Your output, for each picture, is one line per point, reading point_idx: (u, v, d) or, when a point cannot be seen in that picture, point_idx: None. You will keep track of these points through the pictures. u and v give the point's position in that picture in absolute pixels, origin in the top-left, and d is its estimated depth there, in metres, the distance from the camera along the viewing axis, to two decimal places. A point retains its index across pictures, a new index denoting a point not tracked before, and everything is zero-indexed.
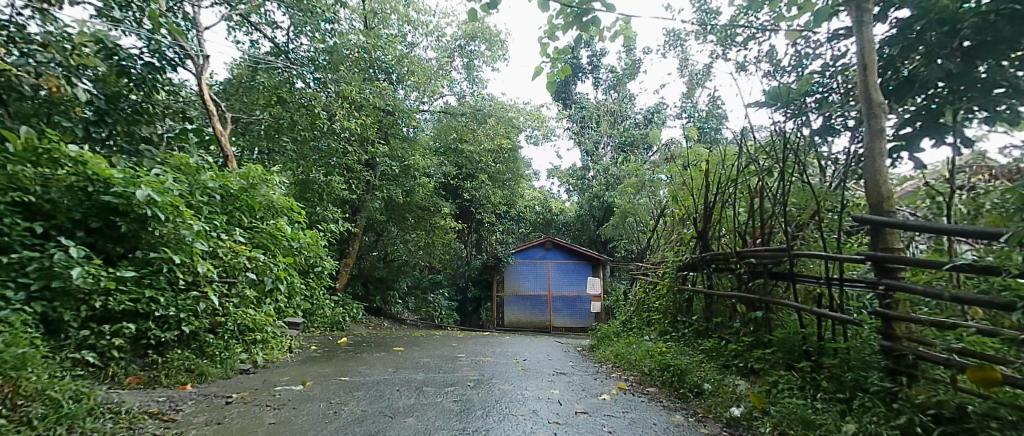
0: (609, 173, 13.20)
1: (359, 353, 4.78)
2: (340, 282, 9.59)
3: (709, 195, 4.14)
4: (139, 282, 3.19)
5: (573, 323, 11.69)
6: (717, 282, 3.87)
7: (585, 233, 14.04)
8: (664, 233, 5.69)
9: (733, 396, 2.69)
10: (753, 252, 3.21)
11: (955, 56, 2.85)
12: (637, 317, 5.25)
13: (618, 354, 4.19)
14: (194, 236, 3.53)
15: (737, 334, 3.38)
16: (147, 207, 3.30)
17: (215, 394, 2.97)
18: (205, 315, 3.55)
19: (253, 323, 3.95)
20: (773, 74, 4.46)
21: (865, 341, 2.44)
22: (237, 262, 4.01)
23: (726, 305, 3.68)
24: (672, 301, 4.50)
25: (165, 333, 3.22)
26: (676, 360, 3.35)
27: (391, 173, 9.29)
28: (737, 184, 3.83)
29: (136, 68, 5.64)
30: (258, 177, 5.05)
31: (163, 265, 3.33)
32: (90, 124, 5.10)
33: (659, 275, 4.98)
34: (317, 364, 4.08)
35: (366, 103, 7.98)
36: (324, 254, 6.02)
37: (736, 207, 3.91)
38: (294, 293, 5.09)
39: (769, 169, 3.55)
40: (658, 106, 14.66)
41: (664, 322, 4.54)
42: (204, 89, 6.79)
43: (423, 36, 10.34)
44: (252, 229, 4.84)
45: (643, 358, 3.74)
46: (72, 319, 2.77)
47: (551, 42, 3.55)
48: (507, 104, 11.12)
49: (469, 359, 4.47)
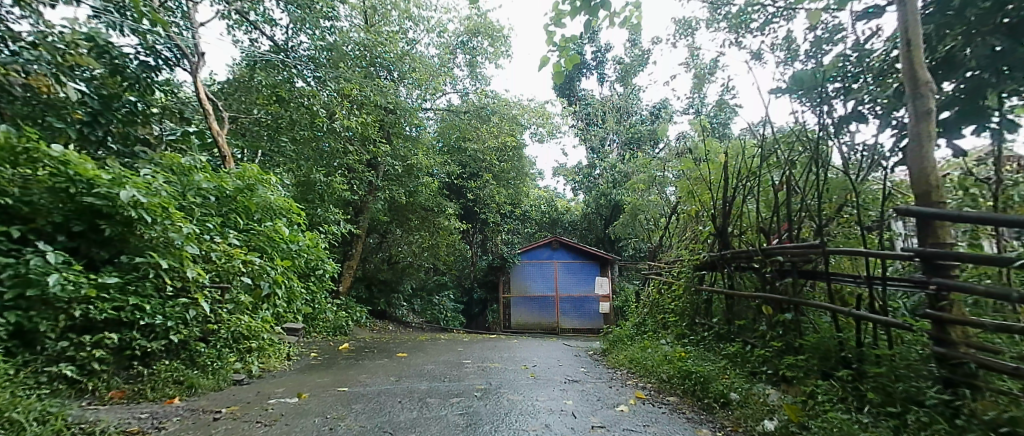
0: (617, 170, 12.96)
1: (361, 360, 4.58)
2: (343, 285, 9.41)
3: (728, 190, 3.90)
4: (123, 289, 3.01)
5: (582, 324, 11.48)
6: (738, 282, 3.62)
7: (592, 232, 13.81)
8: (678, 230, 5.45)
9: (765, 407, 2.45)
10: (780, 250, 2.95)
11: (1000, 32, 2.50)
12: (651, 319, 5.00)
13: (633, 359, 3.96)
14: (184, 239, 3.35)
15: (763, 338, 3.14)
16: (133, 209, 3.10)
17: (204, 408, 2.77)
18: (194, 323, 3.35)
19: (248, 330, 3.80)
20: (789, 64, 4.20)
21: (913, 346, 2.20)
22: (232, 267, 3.84)
23: (749, 306, 3.43)
24: (689, 303, 4.27)
25: (152, 343, 3.03)
26: (698, 367, 3.12)
27: (394, 172, 9.10)
28: (759, 177, 3.59)
29: (131, 67, 5.44)
30: (254, 178, 4.84)
31: (150, 270, 3.15)
32: (83, 124, 4.86)
33: (674, 274, 4.73)
34: (316, 373, 3.88)
35: (368, 102, 7.82)
36: (325, 256, 5.81)
37: (758, 202, 3.67)
38: (293, 298, 4.89)
39: (794, 160, 3.31)
40: (664, 102, 14.44)
41: (680, 325, 4.30)
42: (200, 88, 6.58)
43: (425, 33, 9.99)
44: (248, 232, 4.65)
45: (661, 364, 3.50)
46: (49, 330, 2.58)
47: (558, 29, 3.34)
48: (511, 102, 10.87)
49: (475, 365, 4.25)
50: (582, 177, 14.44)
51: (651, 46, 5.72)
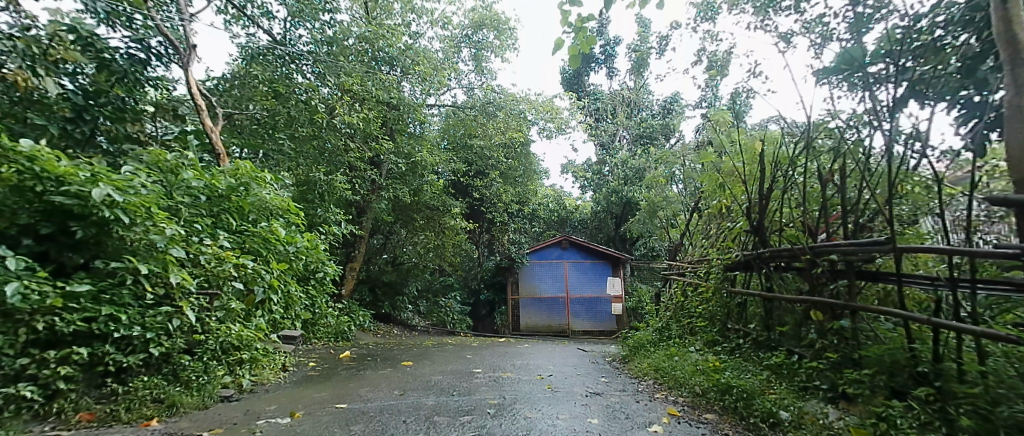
0: (628, 167, 12.55)
1: (363, 371, 4.25)
2: (346, 288, 9.16)
3: (763, 181, 3.54)
4: (97, 298, 2.70)
5: (594, 326, 11.16)
6: (778, 284, 3.26)
7: (602, 230, 13.41)
8: (703, 227, 5.09)
9: (826, 430, 2.09)
10: (833, 248, 2.58)
11: None
12: (675, 324, 4.65)
13: (659, 368, 3.61)
14: (167, 241, 3.05)
15: (814, 346, 2.78)
16: (108, 209, 2.80)
17: (183, 432, 2.44)
18: (177, 334, 3.04)
19: (238, 340, 3.50)
20: (822, 47, 3.78)
21: (1013, 362, 1.84)
22: (223, 271, 3.53)
23: (793, 311, 3.07)
24: (719, 306, 3.92)
25: (128, 357, 2.72)
26: (737, 380, 2.76)
27: (398, 171, 8.84)
28: (798, 165, 3.24)
29: (118, 61, 5.27)
30: (248, 176, 4.53)
31: (127, 276, 2.84)
32: (65, 121, 4.70)
33: (700, 275, 4.39)
34: (313, 387, 3.55)
35: (370, 96, 7.46)
36: (326, 259, 5.52)
37: (799, 195, 3.31)
38: (292, 303, 4.58)
39: (844, 147, 2.94)
40: (676, 95, 13.96)
41: (710, 331, 3.96)
42: (192, 84, 6.09)
43: (429, 25, 9.59)
44: (242, 234, 4.34)
45: (692, 375, 3.14)
46: (6, 346, 2.28)
47: (574, 7, 3.00)
48: (519, 96, 10.37)
49: (487, 376, 3.91)
50: (592, 174, 13.92)
51: (669, 32, 5.38)
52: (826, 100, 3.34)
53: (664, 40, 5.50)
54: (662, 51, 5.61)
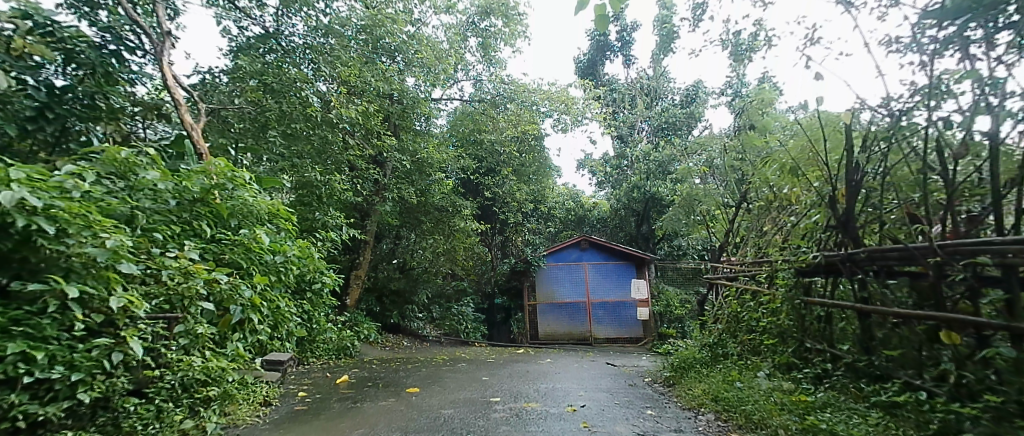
0: (650, 160, 11.73)
1: (359, 402, 3.61)
2: (351, 298, 8.52)
3: (849, 165, 2.83)
4: (6, 332, 2.07)
5: (619, 333, 10.42)
6: (880, 295, 2.54)
7: (623, 230, 12.68)
8: (755, 224, 4.38)
9: None
10: (983, 248, 1.85)
11: None
12: (731, 339, 3.96)
13: (722, 399, 2.92)
14: (110, 255, 2.40)
15: (948, 381, 2.09)
16: (24, 217, 2.18)
17: None
18: (119, 373, 2.42)
19: (206, 373, 2.90)
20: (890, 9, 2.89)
21: None
22: (189, 289, 2.87)
23: (904, 331, 2.37)
24: (793, 320, 3.22)
25: (47, 407, 2.11)
26: (842, 427, 2.06)
27: (403, 169, 8.30)
28: (896, 143, 2.54)
29: (86, 52, 4.61)
30: (226, 175, 3.85)
31: (50, 301, 2.20)
32: (25, 120, 4.10)
33: (762, 281, 3.71)
34: (296, 430, 2.93)
35: (369, 89, 6.85)
36: (323, 267, 4.94)
37: (902, 181, 2.59)
38: (280, 322, 3.97)
39: (976, 117, 2.20)
40: (699, 83, 13.17)
41: (783, 351, 3.27)
42: (168, 80, 5.31)
43: (434, 13, 8.91)
44: (221, 243, 3.74)
45: (773, 414, 2.44)
46: None
47: None
48: (530, 87, 9.78)
49: (508, 409, 3.23)
50: (610, 169, 13.27)
51: None
52: (909, 64, 2.62)
53: (700, 7, 4.70)
54: (697, 21, 4.82)
